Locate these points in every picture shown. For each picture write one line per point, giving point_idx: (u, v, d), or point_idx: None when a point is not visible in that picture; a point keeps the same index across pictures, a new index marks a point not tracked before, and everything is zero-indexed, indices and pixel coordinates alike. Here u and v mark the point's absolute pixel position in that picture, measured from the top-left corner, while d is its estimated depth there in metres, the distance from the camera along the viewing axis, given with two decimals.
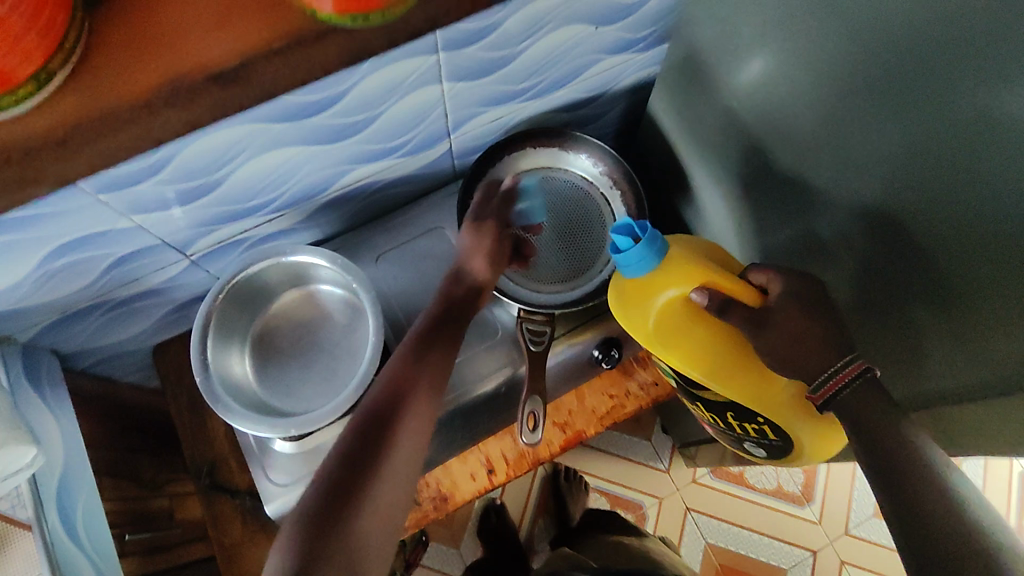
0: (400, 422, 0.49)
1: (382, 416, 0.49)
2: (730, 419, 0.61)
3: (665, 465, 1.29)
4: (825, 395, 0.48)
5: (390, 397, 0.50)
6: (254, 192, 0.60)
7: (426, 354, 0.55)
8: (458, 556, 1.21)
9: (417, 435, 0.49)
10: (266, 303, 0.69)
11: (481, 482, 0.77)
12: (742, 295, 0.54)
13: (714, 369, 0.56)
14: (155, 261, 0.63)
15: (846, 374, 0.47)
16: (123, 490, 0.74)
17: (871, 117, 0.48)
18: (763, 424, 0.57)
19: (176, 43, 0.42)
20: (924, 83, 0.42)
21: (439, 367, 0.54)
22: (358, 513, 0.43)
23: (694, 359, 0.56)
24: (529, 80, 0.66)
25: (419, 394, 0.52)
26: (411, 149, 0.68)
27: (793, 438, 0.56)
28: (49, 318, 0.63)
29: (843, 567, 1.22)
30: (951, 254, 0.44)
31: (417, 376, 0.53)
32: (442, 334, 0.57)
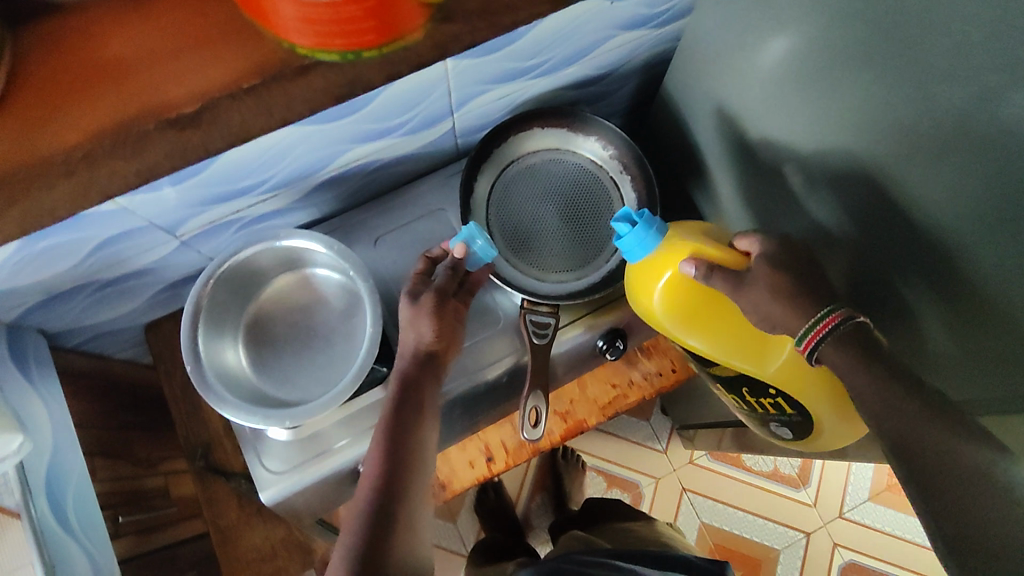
0: (409, 479, 0.54)
1: (392, 476, 0.54)
2: (747, 395, 0.60)
3: (663, 446, 1.29)
4: (811, 344, 0.46)
5: (394, 453, 0.55)
6: (245, 174, 0.57)
7: (418, 401, 0.59)
8: (456, 531, 1.22)
9: (422, 487, 0.55)
10: (260, 286, 0.67)
11: (480, 469, 0.80)
12: (728, 261, 0.54)
13: (721, 338, 0.56)
14: (144, 241, 0.60)
15: (831, 321, 0.46)
16: (116, 470, 0.72)
17: (906, 114, 0.44)
18: (778, 398, 0.56)
19: (136, 75, 0.48)
20: (970, 83, 0.38)
21: (429, 419, 0.59)
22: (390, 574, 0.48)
23: (705, 330, 0.57)
24: (538, 58, 0.62)
25: (417, 445, 0.57)
26: (410, 128, 0.64)
27: (813, 413, 0.55)
28: (35, 298, 0.61)
29: (836, 550, 1.22)
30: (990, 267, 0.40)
31: (414, 427, 0.57)
32: (426, 382, 0.60)
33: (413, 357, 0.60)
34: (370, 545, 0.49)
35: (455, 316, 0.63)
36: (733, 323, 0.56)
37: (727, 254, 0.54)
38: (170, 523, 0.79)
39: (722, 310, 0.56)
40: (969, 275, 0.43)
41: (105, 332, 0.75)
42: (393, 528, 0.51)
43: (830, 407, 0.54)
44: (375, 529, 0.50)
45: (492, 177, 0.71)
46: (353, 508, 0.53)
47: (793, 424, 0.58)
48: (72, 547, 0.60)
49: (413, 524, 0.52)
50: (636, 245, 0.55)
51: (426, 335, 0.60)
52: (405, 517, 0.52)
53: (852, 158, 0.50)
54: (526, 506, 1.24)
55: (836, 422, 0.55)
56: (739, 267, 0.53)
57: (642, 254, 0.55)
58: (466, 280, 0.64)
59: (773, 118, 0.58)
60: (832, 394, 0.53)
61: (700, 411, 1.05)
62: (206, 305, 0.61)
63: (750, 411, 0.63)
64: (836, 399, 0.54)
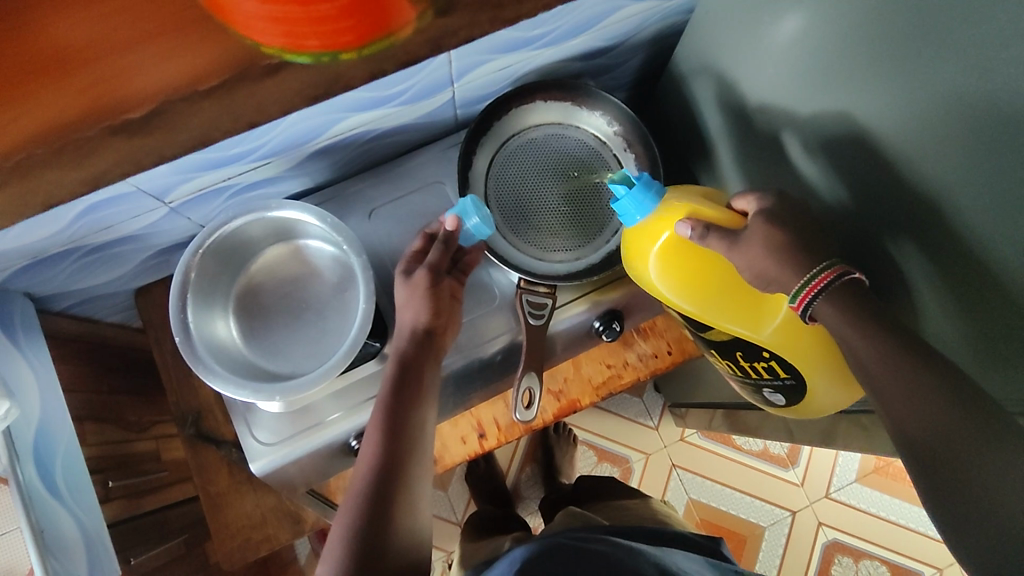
0: (407, 463, 0.55)
1: (391, 459, 0.54)
2: (740, 360, 0.59)
3: (655, 422, 1.29)
4: (804, 304, 0.46)
5: (392, 437, 0.55)
6: (236, 142, 0.55)
7: (417, 384, 0.58)
8: (446, 499, 1.23)
9: (421, 469, 0.56)
10: (251, 257, 0.66)
11: (472, 446, 0.80)
12: (725, 221, 0.52)
13: (717, 299, 0.55)
14: (132, 208, 0.59)
15: (825, 278, 0.45)
16: (107, 435, 0.72)
17: (918, 104, 0.42)
18: (771, 361, 0.55)
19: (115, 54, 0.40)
20: (989, 78, 0.37)
21: (426, 396, 0.59)
22: (387, 544, 0.50)
23: (700, 291, 0.55)
24: (542, 28, 0.59)
25: (416, 427, 0.57)
26: (408, 98, 0.62)
27: (807, 374, 0.54)
28: (20, 262, 0.60)
29: (820, 528, 1.24)
30: (1001, 268, 0.39)
31: (412, 410, 0.57)
32: (426, 355, 0.60)
33: (411, 337, 0.60)
34: (369, 529, 0.50)
35: (450, 295, 0.63)
36: (729, 284, 0.54)
37: (723, 214, 0.52)
38: (161, 488, 0.80)
39: (716, 275, 0.54)
40: (978, 278, 0.41)
41: (93, 296, 0.74)
42: (392, 512, 0.51)
43: (824, 369, 0.54)
44: (374, 514, 0.51)
45: (492, 151, 0.69)
46: (352, 490, 0.53)
47: (786, 389, 0.57)
48: (61, 514, 0.60)
49: (411, 507, 0.53)
50: (633, 207, 0.55)
51: (423, 316, 0.60)
52: (404, 501, 0.53)
53: (864, 149, 0.48)
54: (516, 477, 1.26)
55: (829, 385, 0.55)
56: (735, 226, 0.52)
57: (640, 218, 0.55)
58: (461, 258, 0.65)
59: (784, 102, 0.55)
60: (827, 351, 0.53)
61: (694, 391, 1.05)
62: (195, 277, 0.60)
63: (741, 377, 0.62)
64: (830, 360, 0.53)
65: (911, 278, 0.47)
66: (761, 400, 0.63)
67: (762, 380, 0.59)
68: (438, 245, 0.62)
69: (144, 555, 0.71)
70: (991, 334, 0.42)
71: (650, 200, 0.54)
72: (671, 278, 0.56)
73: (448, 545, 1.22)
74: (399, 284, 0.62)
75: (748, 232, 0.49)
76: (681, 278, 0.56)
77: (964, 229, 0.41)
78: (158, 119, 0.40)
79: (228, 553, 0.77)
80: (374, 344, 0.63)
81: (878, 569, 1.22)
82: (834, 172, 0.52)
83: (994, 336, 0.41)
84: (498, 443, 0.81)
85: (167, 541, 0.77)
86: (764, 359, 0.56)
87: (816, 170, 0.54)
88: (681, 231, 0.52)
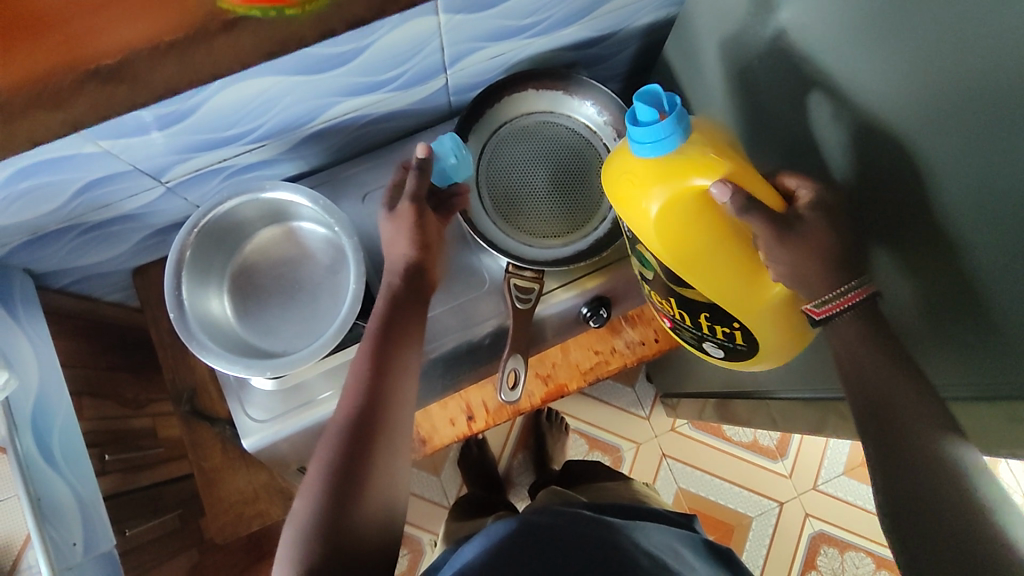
0: (388, 407, 0.56)
1: (371, 403, 0.55)
2: (702, 320, 0.59)
3: (646, 413, 1.31)
4: (829, 312, 0.48)
5: (375, 379, 0.56)
6: (230, 122, 0.57)
7: (400, 331, 0.59)
8: (439, 483, 1.26)
9: (402, 414, 0.57)
10: (245, 236, 0.67)
11: (461, 427, 0.82)
12: (766, 199, 0.49)
13: (711, 273, 0.52)
14: (129, 186, 0.60)
15: (852, 298, 0.47)
16: (104, 410, 0.74)
17: (885, 91, 0.43)
18: (738, 330, 0.56)
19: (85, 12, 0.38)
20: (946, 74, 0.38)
21: (407, 362, 0.59)
22: (357, 508, 0.50)
23: (695, 259, 0.52)
24: (534, 16, 0.60)
25: (399, 372, 0.58)
26: (402, 83, 0.63)
27: (760, 345, 0.57)
28: (20, 238, 0.61)
29: (807, 520, 1.25)
30: (961, 260, 0.41)
31: (396, 365, 0.58)
32: (406, 320, 0.60)
33: (403, 276, 0.62)
34: (345, 470, 0.51)
35: (437, 237, 0.64)
36: (731, 258, 0.51)
37: (767, 191, 0.49)
38: (156, 464, 0.81)
39: (726, 246, 0.51)
40: (938, 269, 0.43)
41: (92, 274, 0.75)
42: (369, 454, 0.53)
43: (782, 340, 0.56)
44: (349, 467, 0.52)
45: (483, 138, 0.70)
46: (331, 431, 0.54)
47: (733, 351, 0.60)
48: (56, 481, 0.61)
49: (390, 451, 0.54)
50: (651, 140, 0.48)
51: (413, 251, 0.62)
52: (383, 444, 0.54)
53: (840, 140, 0.49)
54: (508, 463, 1.28)
55: (775, 356, 0.58)
56: (776, 209, 0.49)
57: (653, 152, 0.49)
58: (447, 199, 0.65)
59: (769, 95, 0.57)
60: (785, 324, 0.54)
61: (684, 381, 1.06)
62: (190, 254, 0.62)
63: (688, 328, 0.63)
64: (789, 332, 0.55)
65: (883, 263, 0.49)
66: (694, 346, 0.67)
67: (713, 337, 0.61)
68: (413, 170, 0.61)
69: (137, 528, 0.73)
70: (949, 322, 0.43)
71: (675, 138, 0.48)
72: (671, 239, 0.52)
73: (439, 529, 1.24)
74: (384, 219, 0.63)
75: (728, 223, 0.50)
76: (680, 242, 0.52)
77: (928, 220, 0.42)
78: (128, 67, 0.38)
79: (220, 528, 0.79)
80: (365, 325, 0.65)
81: (864, 562, 1.24)
82: (818, 168, 0.53)
83: (950, 323, 0.43)
84: (486, 425, 0.82)
85: (161, 515, 0.79)
86: (730, 325, 0.57)
87: (798, 168, 0.56)
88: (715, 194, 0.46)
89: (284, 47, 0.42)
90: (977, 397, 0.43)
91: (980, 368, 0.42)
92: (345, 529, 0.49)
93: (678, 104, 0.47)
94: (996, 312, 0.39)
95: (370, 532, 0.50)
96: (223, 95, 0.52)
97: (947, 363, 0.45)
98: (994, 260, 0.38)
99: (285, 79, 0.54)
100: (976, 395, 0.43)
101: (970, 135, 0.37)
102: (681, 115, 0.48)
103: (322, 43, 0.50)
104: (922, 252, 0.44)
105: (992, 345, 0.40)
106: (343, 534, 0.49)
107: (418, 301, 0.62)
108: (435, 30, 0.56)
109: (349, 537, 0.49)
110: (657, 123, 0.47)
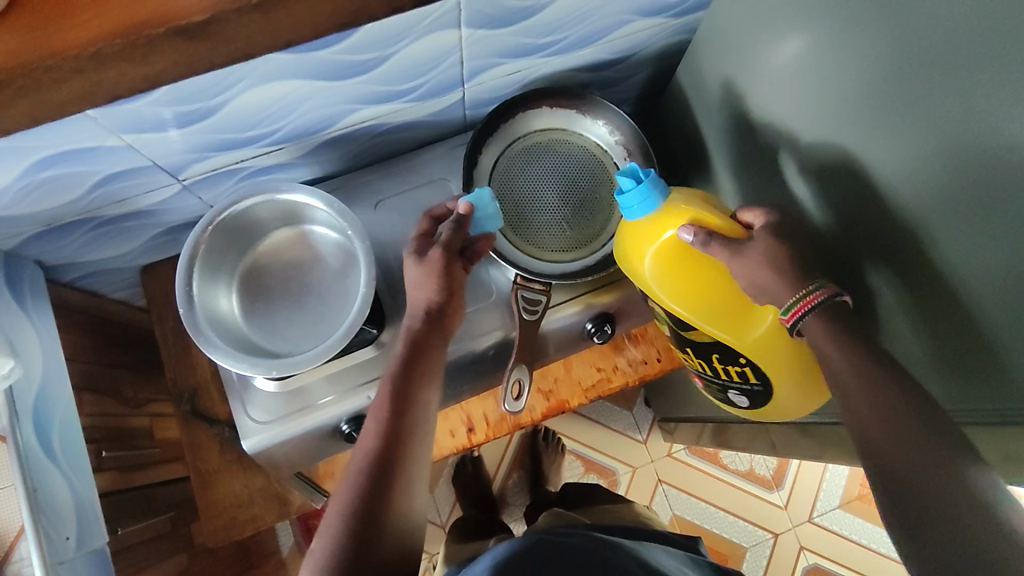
0: (410, 441, 0.56)
1: (394, 435, 0.56)
2: (715, 363, 0.61)
3: (643, 437, 1.31)
4: (794, 318, 0.49)
5: (397, 413, 0.57)
6: (250, 123, 0.58)
7: (425, 360, 0.60)
8: (432, 501, 1.24)
9: (423, 447, 0.57)
10: (258, 237, 0.68)
11: (460, 440, 0.81)
12: (727, 229, 0.55)
13: (707, 305, 0.57)
14: (147, 182, 0.61)
15: (811, 300, 0.48)
16: (103, 406, 0.74)
17: (898, 112, 0.45)
18: (745, 367, 0.58)
19: None
20: (955, 94, 0.40)
21: (429, 381, 0.60)
22: (382, 528, 0.51)
23: (692, 295, 0.58)
24: (552, 36, 0.62)
25: (421, 392, 0.59)
26: (421, 94, 0.64)
27: (775, 382, 0.58)
28: (35, 229, 0.62)
29: (802, 553, 1.24)
30: (976, 276, 0.42)
31: (418, 385, 0.59)
32: (431, 340, 0.61)
33: (424, 317, 0.62)
34: (366, 504, 0.51)
35: (460, 284, 0.64)
36: (725, 294, 0.56)
37: (728, 223, 0.55)
38: (151, 465, 0.81)
39: (722, 283, 0.56)
40: (953, 287, 0.44)
41: (101, 270, 0.76)
42: (390, 489, 0.53)
43: (792, 374, 0.57)
44: (374, 484, 0.52)
45: (496, 152, 0.71)
46: (352, 466, 0.55)
47: (753, 393, 0.61)
48: (53, 476, 0.61)
49: (409, 487, 0.54)
50: (637, 202, 0.56)
51: (437, 295, 0.62)
52: (403, 478, 0.54)
53: (847, 162, 0.51)
54: (503, 483, 1.26)
55: (792, 388, 0.59)
56: (738, 237, 0.54)
57: (643, 214, 0.56)
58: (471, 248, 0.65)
59: (778, 121, 0.58)
60: (785, 348, 0.56)
61: (683, 405, 1.06)
62: (203, 251, 0.62)
63: (710, 379, 0.65)
64: (804, 365, 0.57)
65: (903, 281, 0.48)
66: (723, 402, 0.67)
67: (732, 382, 0.62)
68: (449, 224, 0.63)
69: (130, 527, 0.72)
70: (964, 338, 0.44)
71: (655, 197, 0.56)
72: (673, 287, 0.58)
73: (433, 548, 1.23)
74: (410, 265, 0.63)
75: (738, 246, 0.52)
76: (684, 287, 0.58)
77: (943, 244, 0.43)
78: (213, 26, 0.41)
79: (213, 531, 0.78)
80: (372, 331, 0.65)
81: None
82: (826, 194, 0.55)
83: (962, 344, 0.44)
84: (486, 439, 0.82)
85: (153, 517, 0.78)
86: (738, 364, 0.59)
87: (804, 195, 0.58)
88: (682, 236, 0.54)
89: (333, 21, 0.45)
90: (1002, 416, 0.43)
91: (1004, 391, 0.42)
92: (369, 549, 0.49)
93: (652, 172, 0.56)
94: (1011, 322, 0.40)
95: (392, 550, 0.51)
96: (248, 95, 0.53)
97: (971, 387, 0.45)
98: (1011, 278, 0.39)
99: (310, 84, 0.55)
100: (1001, 415, 0.43)
101: (989, 149, 0.38)
102: (655, 179, 0.56)
103: (346, 47, 0.52)
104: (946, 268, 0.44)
105: (1010, 362, 0.41)
106: (367, 554, 0.49)
107: (444, 322, 0.63)
108: (458, 43, 0.58)
109: (372, 557, 0.49)
110: (637, 189, 0.56)
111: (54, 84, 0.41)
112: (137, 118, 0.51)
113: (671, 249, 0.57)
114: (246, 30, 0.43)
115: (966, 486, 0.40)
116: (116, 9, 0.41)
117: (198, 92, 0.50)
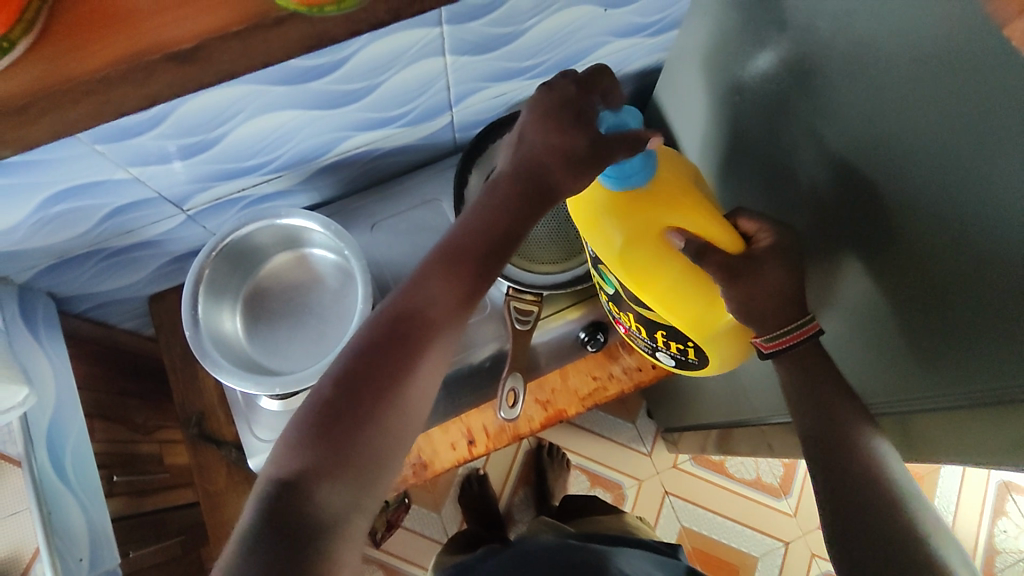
0: (437, 343, 0.45)
1: (422, 325, 0.45)
2: (659, 336, 0.62)
3: (647, 449, 1.31)
4: (778, 345, 0.50)
5: (437, 299, 0.46)
6: (250, 153, 0.61)
7: (498, 242, 0.48)
8: (439, 521, 1.25)
9: (442, 365, 0.46)
10: (261, 260, 0.71)
11: (461, 452, 0.78)
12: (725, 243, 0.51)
13: (667, 289, 0.55)
14: (153, 213, 0.65)
15: (804, 332, 0.50)
16: (114, 433, 0.76)
17: None
18: (690, 347, 0.59)
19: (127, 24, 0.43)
20: None
21: (488, 271, 0.48)
22: (368, 428, 0.41)
23: (652, 276, 0.55)
24: (532, 59, 0.66)
25: (473, 287, 0.47)
26: (411, 120, 0.68)
27: (711, 359, 0.60)
28: (47, 262, 0.65)
29: (813, 561, 1.23)
30: (905, 275, 0.43)
31: (475, 275, 0.47)
32: (516, 213, 0.49)
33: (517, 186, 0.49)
34: (359, 388, 0.42)
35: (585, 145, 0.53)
36: (686, 288, 0.54)
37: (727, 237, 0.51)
38: (162, 490, 0.82)
39: (687, 278, 0.54)
40: None
41: (110, 301, 0.78)
42: (392, 384, 0.43)
43: (731, 355, 0.59)
44: (375, 368, 0.43)
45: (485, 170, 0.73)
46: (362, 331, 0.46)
47: (686, 363, 0.63)
48: (69, 502, 0.63)
49: (416, 389, 0.44)
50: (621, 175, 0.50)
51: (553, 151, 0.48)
52: (412, 377, 0.44)
53: None
54: (509, 501, 1.27)
55: (724, 366, 0.61)
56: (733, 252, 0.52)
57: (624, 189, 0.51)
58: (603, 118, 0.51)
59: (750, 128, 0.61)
60: (735, 344, 0.57)
61: (684, 414, 1.07)
62: (207, 276, 0.65)
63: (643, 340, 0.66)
64: (740, 346, 0.58)
65: (844, 281, 0.51)
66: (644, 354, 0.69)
67: (667, 350, 0.63)
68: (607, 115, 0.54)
69: (140, 551, 0.73)
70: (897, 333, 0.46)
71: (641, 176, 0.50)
72: (632, 266, 0.55)
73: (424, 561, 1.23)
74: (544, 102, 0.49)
75: None
76: (645, 270, 0.55)
77: (874, 244, 0.45)
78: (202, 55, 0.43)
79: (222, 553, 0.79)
80: None
81: None
82: None
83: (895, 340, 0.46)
84: (487, 451, 0.78)
85: (164, 541, 0.79)
86: (685, 342, 0.59)
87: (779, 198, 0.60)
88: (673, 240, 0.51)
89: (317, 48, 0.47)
90: (928, 405, 0.44)
91: (929, 381, 0.43)
92: (344, 441, 0.41)
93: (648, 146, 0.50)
94: None
95: (373, 455, 0.42)
96: (246, 125, 0.56)
97: (903, 383, 0.47)
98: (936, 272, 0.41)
99: (306, 113, 0.58)
100: (926, 404, 0.45)
101: None
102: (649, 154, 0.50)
103: (336, 78, 0.55)
104: (885, 263, 0.45)
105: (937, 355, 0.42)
106: (344, 448, 0.40)
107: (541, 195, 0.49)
108: (443, 70, 0.61)
109: (349, 456, 0.40)
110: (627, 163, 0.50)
111: (54, 111, 0.43)
112: (142, 151, 0.54)
113: (639, 232, 0.53)
114: (238, 59, 0.45)
115: (892, 476, 0.45)
116: (112, 38, 0.42)
117: (197, 123, 0.53)
